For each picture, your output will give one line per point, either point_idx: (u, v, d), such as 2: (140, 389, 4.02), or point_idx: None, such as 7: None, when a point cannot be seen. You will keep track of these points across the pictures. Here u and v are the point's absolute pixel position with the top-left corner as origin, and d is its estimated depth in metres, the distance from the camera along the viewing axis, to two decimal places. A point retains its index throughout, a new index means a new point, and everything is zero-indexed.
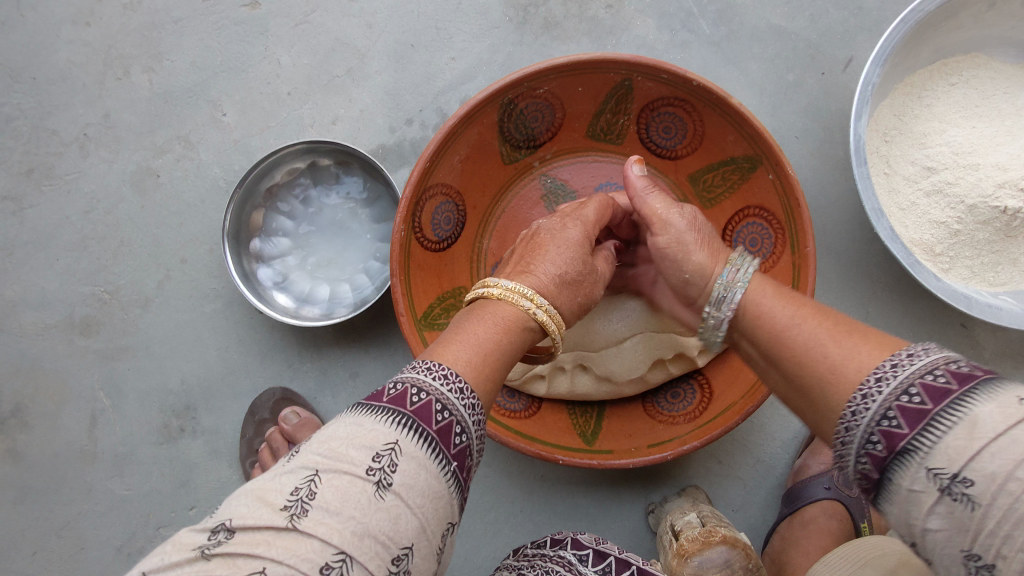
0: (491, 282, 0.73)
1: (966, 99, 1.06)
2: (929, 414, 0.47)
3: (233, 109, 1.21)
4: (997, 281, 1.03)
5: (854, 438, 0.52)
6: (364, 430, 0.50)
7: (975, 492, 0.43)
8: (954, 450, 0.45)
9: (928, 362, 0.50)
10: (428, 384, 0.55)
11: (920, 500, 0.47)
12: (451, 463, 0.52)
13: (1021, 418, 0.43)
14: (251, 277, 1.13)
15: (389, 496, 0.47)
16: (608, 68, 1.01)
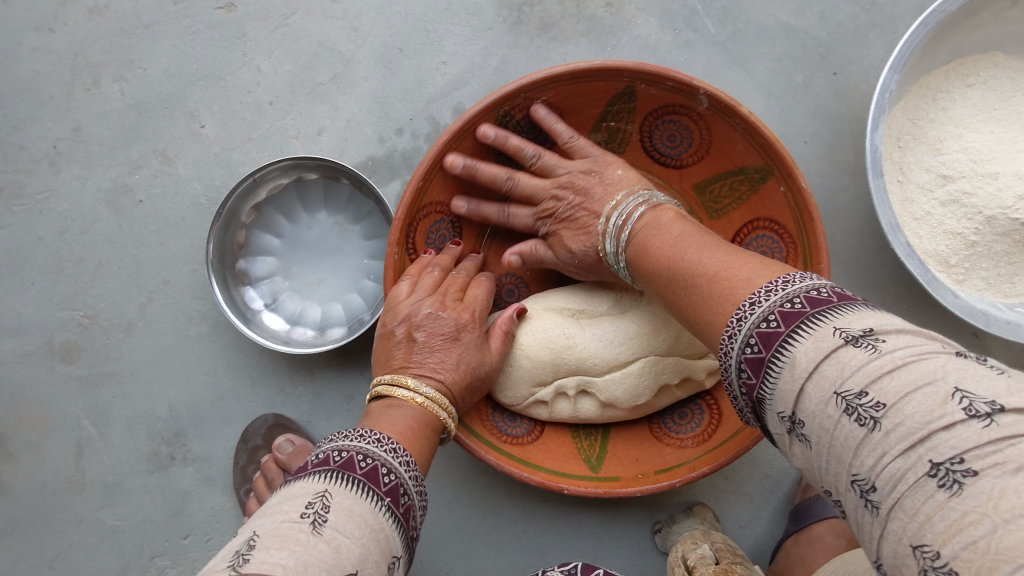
0: (414, 387, 0.80)
1: (984, 102, 1.01)
2: (767, 359, 0.53)
3: (212, 120, 1.14)
4: (1013, 292, 1.00)
5: (734, 371, 0.57)
6: (295, 490, 0.61)
7: (806, 430, 0.50)
8: (787, 393, 0.51)
9: (790, 293, 0.54)
10: (350, 442, 0.69)
11: (784, 442, 0.54)
12: (384, 498, 0.64)
13: (838, 346, 0.49)
14: (238, 299, 1.08)
15: (324, 530, 0.57)
16: (611, 77, 0.96)
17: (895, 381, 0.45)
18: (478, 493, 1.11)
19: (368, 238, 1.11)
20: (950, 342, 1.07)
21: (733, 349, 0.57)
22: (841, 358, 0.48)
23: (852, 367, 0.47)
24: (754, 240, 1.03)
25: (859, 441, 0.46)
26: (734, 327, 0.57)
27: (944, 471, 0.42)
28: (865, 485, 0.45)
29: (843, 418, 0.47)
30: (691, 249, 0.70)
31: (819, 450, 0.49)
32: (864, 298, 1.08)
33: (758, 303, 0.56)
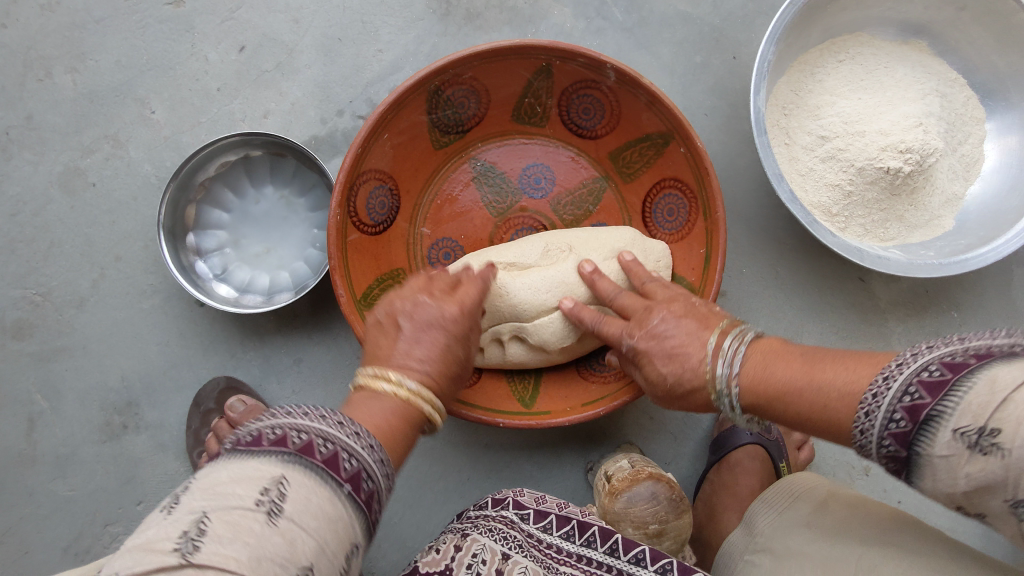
0: (394, 380, 0.72)
1: (852, 74, 1.17)
2: (952, 381, 0.51)
3: (162, 106, 1.22)
4: (887, 237, 1.14)
5: (877, 420, 0.55)
6: (249, 469, 0.53)
7: (999, 438, 0.48)
8: (979, 406, 0.49)
9: (950, 346, 0.54)
10: (309, 425, 0.59)
11: (952, 463, 0.51)
12: (346, 485, 0.57)
13: (1021, 384, 0.48)
14: (189, 269, 1.14)
15: (281, 521, 0.50)
16: (529, 54, 1.07)
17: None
18: (423, 445, 1.18)
19: (313, 210, 1.19)
20: (839, 286, 1.21)
21: (888, 390, 0.55)
22: (1018, 379, 0.48)
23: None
24: (662, 198, 1.15)
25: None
26: (877, 389, 0.57)
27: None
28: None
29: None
30: (822, 364, 0.65)
31: (1021, 457, 0.47)
32: (764, 249, 1.21)
33: (902, 365, 0.55)
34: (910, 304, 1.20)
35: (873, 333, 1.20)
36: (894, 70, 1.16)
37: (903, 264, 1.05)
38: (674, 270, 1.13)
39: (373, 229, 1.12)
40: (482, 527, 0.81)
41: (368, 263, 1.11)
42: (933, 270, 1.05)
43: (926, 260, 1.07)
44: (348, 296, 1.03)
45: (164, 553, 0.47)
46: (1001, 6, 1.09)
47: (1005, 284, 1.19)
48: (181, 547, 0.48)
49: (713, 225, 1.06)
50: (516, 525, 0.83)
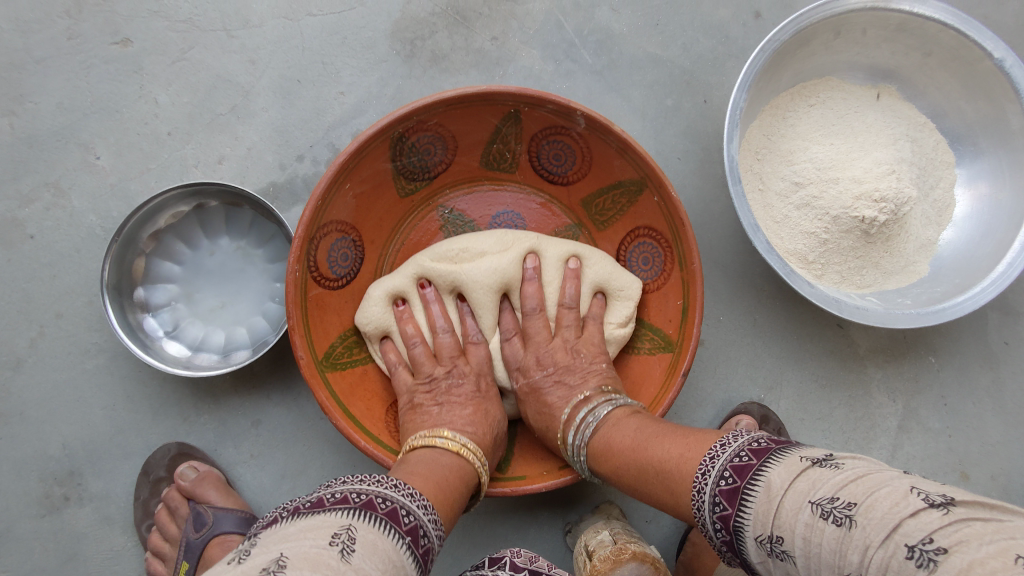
0: (449, 435, 0.86)
1: (824, 119, 1.16)
2: (741, 487, 0.59)
3: (108, 151, 1.14)
4: (863, 284, 1.13)
5: (708, 525, 0.63)
6: (317, 520, 0.56)
7: (786, 548, 0.54)
8: (763, 515, 0.57)
9: (737, 447, 0.63)
10: (373, 487, 0.64)
11: (766, 569, 0.58)
12: (405, 537, 0.60)
13: (796, 475, 0.56)
14: (137, 327, 1.07)
15: (354, 559, 0.53)
16: (496, 100, 1.03)
17: (860, 486, 0.52)
18: None
19: (272, 261, 1.13)
20: (817, 334, 1.20)
21: (707, 487, 0.63)
22: (810, 476, 0.55)
23: (821, 481, 0.54)
24: (637, 247, 1.12)
25: (838, 541, 0.51)
26: (706, 466, 0.65)
27: (918, 553, 0.48)
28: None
29: (819, 521, 0.52)
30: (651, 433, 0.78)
31: (804, 563, 0.53)
32: (740, 297, 1.19)
33: (716, 457, 0.64)
34: (890, 350, 1.21)
35: (854, 379, 1.20)
36: (864, 114, 1.15)
37: (882, 314, 1.05)
38: (651, 321, 1.10)
39: (335, 283, 1.06)
40: None
41: (331, 321, 1.05)
42: (912, 319, 1.04)
43: (902, 310, 1.06)
44: (309, 359, 0.97)
45: None
46: (968, 54, 1.10)
47: (977, 328, 1.21)
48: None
49: (689, 277, 1.03)
50: None
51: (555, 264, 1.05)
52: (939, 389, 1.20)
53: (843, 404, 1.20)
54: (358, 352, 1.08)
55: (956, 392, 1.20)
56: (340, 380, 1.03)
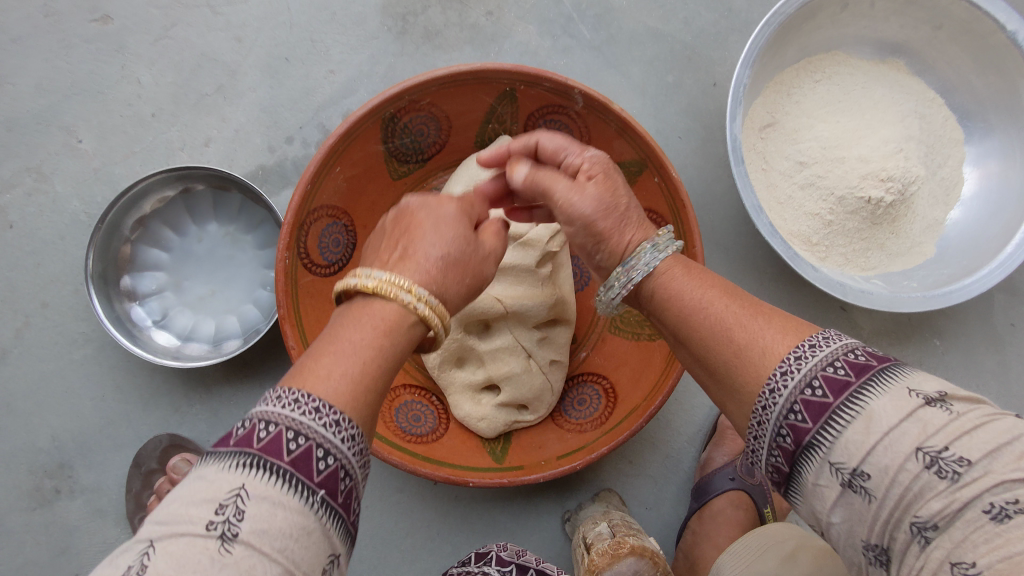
0: (363, 273, 0.62)
1: (830, 94, 1.12)
2: (833, 407, 0.51)
3: (90, 134, 1.11)
4: (868, 266, 1.10)
5: (766, 430, 0.55)
6: (208, 481, 0.46)
7: (871, 484, 0.49)
8: (854, 444, 0.49)
9: (832, 352, 0.54)
10: (281, 413, 0.50)
11: (820, 492, 0.52)
12: (317, 493, 0.47)
13: (908, 411, 0.48)
14: (123, 317, 1.04)
15: (235, 548, 0.43)
16: (491, 78, 1.00)
17: (977, 439, 0.46)
18: (389, 499, 1.11)
19: (261, 247, 1.10)
20: (823, 316, 1.17)
21: (779, 397, 0.54)
22: (922, 417, 0.48)
23: (935, 426, 0.47)
24: None
25: (931, 490, 0.46)
26: (777, 382, 0.54)
27: (997, 507, 0.44)
28: (925, 526, 0.46)
29: (925, 471, 0.47)
30: (711, 288, 0.66)
31: (889, 504, 0.48)
32: (743, 280, 1.16)
33: (802, 360, 0.54)
34: (895, 332, 1.19)
35: None
36: (871, 91, 1.12)
37: (887, 298, 1.02)
38: None
39: (326, 270, 1.03)
40: None
41: (322, 308, 1.02)
42: (919, 303, 1.02)
43: (909, 294, 1.03)
44: (300, 348, 0.94)
45: None
46: (979, 26, 1.06)
47: (983, 309, 1.18)
48: None
49: (690, 259, 1.00)
50: None
51: None
52: (943, 371, 1.18)
53: None
54: None
55: (961, 374, 1.18)
56: None
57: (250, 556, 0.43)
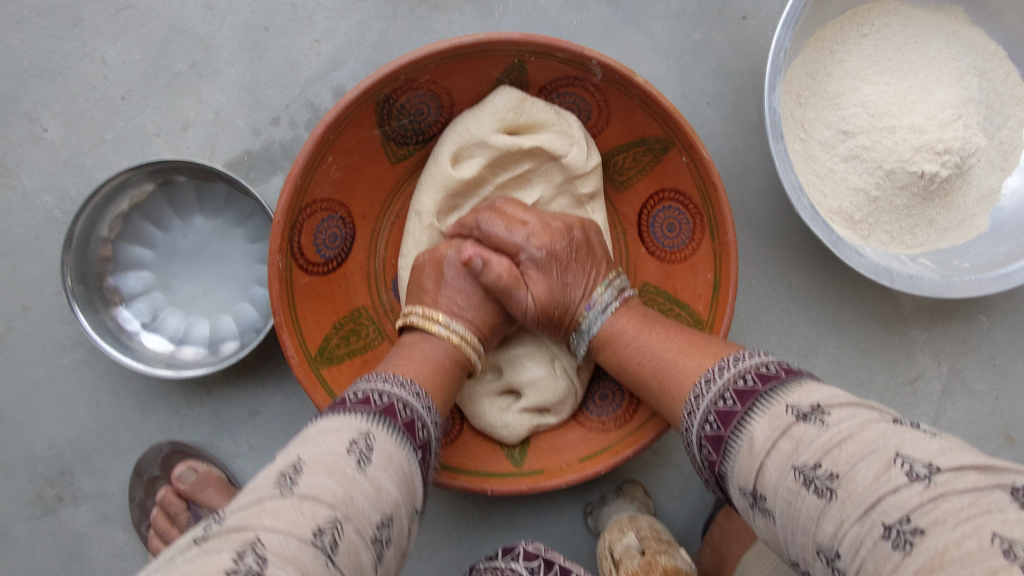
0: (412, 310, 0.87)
1: (878, 51, 0.99)
2: (725, 437, 0.58)
3: (55, 121, 1.00)
4: (914, 243, 1.00)
5: (698, 448, 0.62)
6: (339, 425, 0.58)
7: (769, 505, 0.53)
8: (747, 469, 0.55)
9: (741, 370, 0.61)
10: (391, 391, 0.66)
11: (748, 517, 0.57)
12: (416, 451, 0.62)
13: (782, 429, 0.53)
14: (110, 322, 0.97)
15: (370, 468, 0.54)
16: (497, 50, 0.88)
17: (844, 452, 0.48)
18: None
19: (253, 240, 1.01)
20: (860, 295, 1.10)
21: (700, 408, 0.63)
22: (795, 435, 0.52)
23: (804, 444, 0.51)
24: (661, 211, 1.00)
25: (818, 510, 0.48)
26: (700, 390, 0.64)
27: (895, 533, 0.44)
28: (830, 554, 0.48)
29: (802, 489, 0.50)
30: (646, 327, 0.82)
31: (784, 523, 0.52)
32: (775, 259, 1.08)
33: (718, 375, 0.63)
34: (936, 308, 1.11)
35: (895, 343, 1.10)
36: (926, 46, 0.99)
37: (937, 283, 0.94)
38: (677, 296, 0.99)
39: (325, 268, 0.95)
40: None
41: (323, 309, 0.95)
42: (972, 287, 0.94)
43: (963, 277, 0.95)
44: (301, 357, 0.87)
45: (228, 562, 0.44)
46: None
47: None
48: (242, 564, 0.44)
49: (722, 248, 0.91)
50: None
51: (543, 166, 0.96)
52: (987, 349, 1.10)
53: (882, 369, 1.10)
54: (356, 340, 0.99)
55: (1007, 352, 1.10)
56: (338, 376, 0.93)
57: (306, 507, 0.49)
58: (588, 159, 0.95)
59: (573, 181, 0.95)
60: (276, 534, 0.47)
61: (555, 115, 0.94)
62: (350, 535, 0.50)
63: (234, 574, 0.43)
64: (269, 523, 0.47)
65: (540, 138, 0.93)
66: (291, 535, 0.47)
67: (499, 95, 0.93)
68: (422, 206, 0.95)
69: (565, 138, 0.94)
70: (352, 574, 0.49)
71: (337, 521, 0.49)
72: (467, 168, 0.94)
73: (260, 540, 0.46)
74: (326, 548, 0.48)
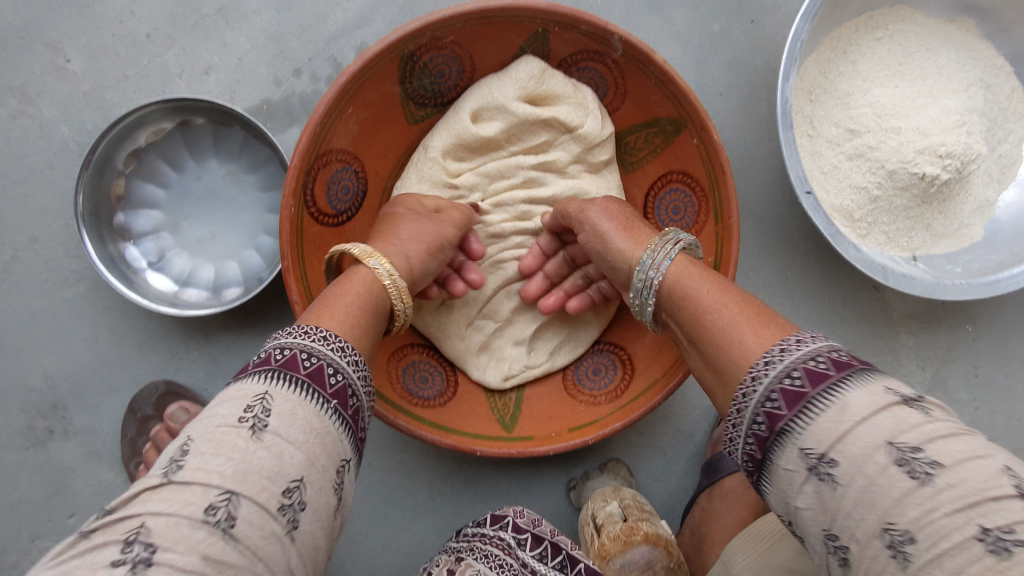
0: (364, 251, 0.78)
1: (890, 56, 1.02)
2: (805, 401, 0.52)
3: (78, 54, 1.01)
4: (910, 246, 1.03)
5: (744, 419, 0.56)
6: (234, 393, 0.54)
7: (838, 474, 0.49)
8: (825, 432, 0.50)
9: (814, 351, 0.55)
10: (316, 348, 0.60)
11: (791, 479, 0.52)
12: (331, 401, 0.57)
13: (885, 405, 0.50)
14: (117, 258, 0.98)
15: (265, 437, 0.51)
16: (523, 17, 0.90)
17: (949, 446, 0.47)
18: (392, 457, 1.10)
19: (264, 189, 1.02)
20: (852, 295, 1.12)
21: (752, 395, 0.56)
22: (896, 414, 0.49)
23: (909, 424, 0.48)
24: (668, 193, 1.02)
25: (904, 495, 0.46)
26: (757, 371, 0.56)
27: (992, 538, 0.43)
28: (901, 536, 0.46)
29: (892, 467, 0.47)
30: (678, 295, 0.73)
31: (851, 496, 0.49)
32: (774, 252, 1.10)
33: (787, 351, 0.56)
34: (926, 313, 1.13)
35: (884, 345, 1.13)
36: (936, 54, 1.02)
37: (929, 284, 0.96)
38: None
39: (334, 219, 0.96)
40: (478, 552, 0.78)
41: None
42: (962, 290, 0.96)
43: (954, 280, 0.98)
44: (304, 303, 0.89)
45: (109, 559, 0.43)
46: None
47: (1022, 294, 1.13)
48: (128, 555, 0.43)
49: (724, 231, 0.93)
50: (512, 552, 0.79)
51: (563, 138, 0.98)
52: (971, 359, 1.13)
53: None
54: None
55: (989, 362, 1.13)
56: None
57: (194, 488, 0.47)
58: (604, 128, 0.97)
59: (591, 150, 0.98)
60: (162, 518, 0.45)
61: (571, 89, 0.97)
62: (252, 505, 0.47)
63: (120, 565, 0.42)
64: (156, 508, 0.46)
65: (557, 109, 0.96)
66: (178, 517, 0.45)
67: (523, 64, 0.95)
68: (433, 145, 0.97)
69: (580, 108, 0.96)
70: (261, 544, 0.47)
71: (229, 493, 0.47)
72: (486, 128, 0.96)
73: (145, 526, 0.44)
74: (221, 524, 0.46)
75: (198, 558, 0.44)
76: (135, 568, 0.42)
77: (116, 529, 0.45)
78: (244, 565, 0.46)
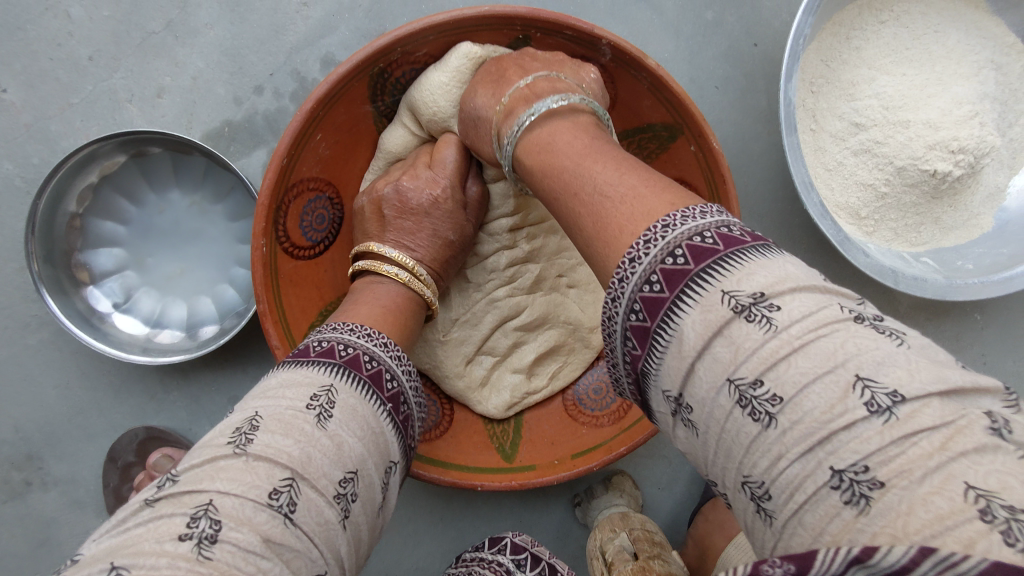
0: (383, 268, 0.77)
1: (897, 40, 0.95)
2: (652, 329, 0.44)
3: (15, 82, 0.92)
4: (918, 242, 0.98)
5: (615, 339, 0.48)
6: (298, 377, 0.52)
7: (694, 417, 0.43)
8: (674, 372, 0.43)
9: (699, 231, 0.45)
10: (354, 341, 0.59)
11: (667, 424, 0.47)
12: (387, 404, 0.55)
13: (717, 327, 0.41)
14: (81, 305, 0.91)
15: (331, 425, 0.48)
16: (501, 24, 0.82)
17: (796, 368, 0.38)
18: None
19: (233, 218, 0.96)
20: (857, 291, 1.08)
21: (626, 289, 0.46)
22: (734, 336, 0.40)
23: (748, 348, 0.40)
24: None
25: (752, 441, 0.39)
26: (638, 255, 0.46)
27: (847, 482, 0.35)
28: (759, 489, 0.39)
29: (735, 410, 0.40)
30: (593, 162, 0.56)
31: (707, 440, 0.43)
32: None
33: (671, 227, 0.46)
34: (933, 305, 1.10)
35: None
36: (945, 36, 0.95)
37: (941, 286, 0.92)
38: None
39: (310, 251, 0.89)
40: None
41: (307, 294, 0.89)
42: (974, 290, 0.92)
43: (965, 279, 0.93)
44: (284, 345, 0.82)
45: (180, 533, 0.40)
46: None
47: None
48: (195, 530, 0.40)
49: None
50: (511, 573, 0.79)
51: None
52: (978, 349, 1.10)
53: None
54: None
55: (997, 351, 1.10)
56: None
57: (262, 465, 0.44)
58: None
59: None
60: (231, 498, 0.42)
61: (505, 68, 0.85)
62: (310, 493, 0.45)
63: (187, 541, 0.40)
64: (222, 484, 0.43)
65: None
66: (245, 499, 0.42)
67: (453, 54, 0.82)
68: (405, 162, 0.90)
69: None
70: (317, 530, 0.44)
71: (292, 479, 0.44)
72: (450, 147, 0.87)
73: (215, 504, 0.42)
74: (284, 509, 0.43)
75: (260, 541, 0.41)
76: (202, 545, 0.40)
77: (184, 502, 0.42)
78: (303, 550, 0.43)
